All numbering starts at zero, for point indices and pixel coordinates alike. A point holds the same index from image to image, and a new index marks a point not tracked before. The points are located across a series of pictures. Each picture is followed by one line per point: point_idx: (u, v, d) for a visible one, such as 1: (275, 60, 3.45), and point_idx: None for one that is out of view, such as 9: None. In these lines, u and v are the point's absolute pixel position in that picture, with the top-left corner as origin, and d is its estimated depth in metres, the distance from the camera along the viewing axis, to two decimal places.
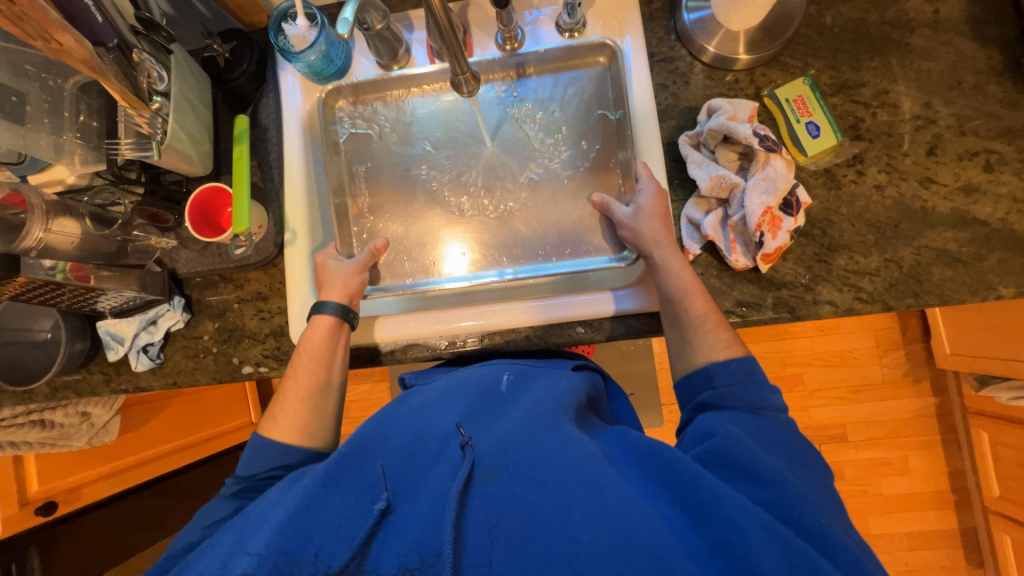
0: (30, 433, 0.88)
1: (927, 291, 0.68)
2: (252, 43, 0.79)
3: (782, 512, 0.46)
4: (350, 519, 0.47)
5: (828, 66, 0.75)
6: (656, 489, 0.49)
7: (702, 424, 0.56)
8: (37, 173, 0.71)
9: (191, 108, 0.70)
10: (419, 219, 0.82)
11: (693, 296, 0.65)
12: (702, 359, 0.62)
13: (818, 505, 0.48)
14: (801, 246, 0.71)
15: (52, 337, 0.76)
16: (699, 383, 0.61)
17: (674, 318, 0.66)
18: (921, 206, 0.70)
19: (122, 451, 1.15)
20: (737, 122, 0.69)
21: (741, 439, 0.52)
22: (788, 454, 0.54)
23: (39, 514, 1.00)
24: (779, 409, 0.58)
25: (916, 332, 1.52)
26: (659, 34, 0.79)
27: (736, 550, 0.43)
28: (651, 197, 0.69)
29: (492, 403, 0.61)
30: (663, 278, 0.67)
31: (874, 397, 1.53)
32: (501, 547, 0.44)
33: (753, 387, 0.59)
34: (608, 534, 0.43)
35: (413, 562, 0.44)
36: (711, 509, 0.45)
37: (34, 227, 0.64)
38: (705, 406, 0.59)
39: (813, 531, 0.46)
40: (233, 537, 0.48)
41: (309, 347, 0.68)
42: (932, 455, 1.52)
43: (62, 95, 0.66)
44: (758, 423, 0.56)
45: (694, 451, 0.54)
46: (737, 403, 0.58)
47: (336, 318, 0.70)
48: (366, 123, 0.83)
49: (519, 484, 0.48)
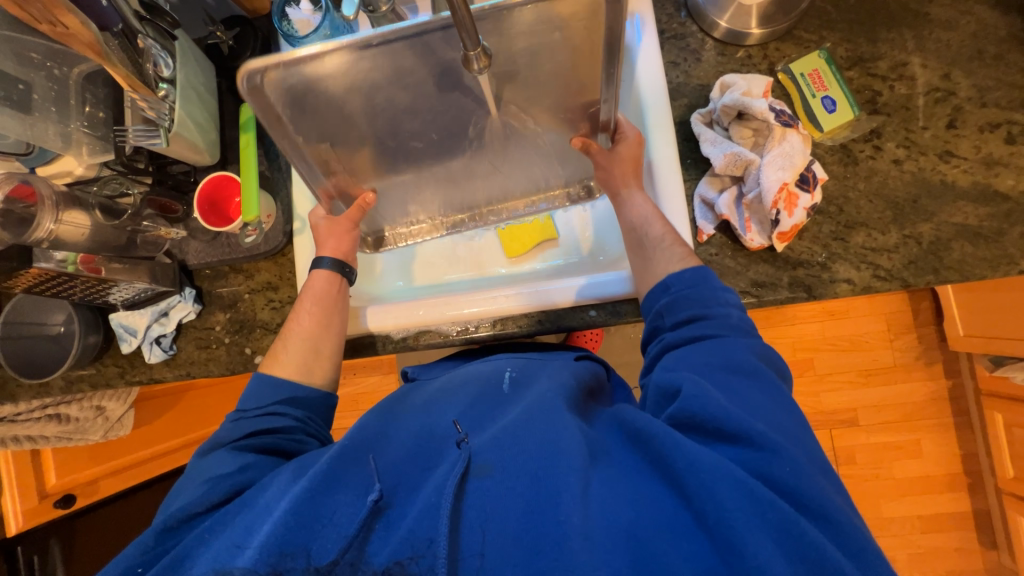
0: (46, 427, 0.88)
1: (947, 267, 0.67)
2: (255, 31, 0.76)
3: (764, 468, 0.45)
4: (347, 513, 0.46)
5: (844, 39, 0.73)
6: (644, 469, 0.48)
7: (667, 374, 0.54)
8: (45, 164, 0.71)
9: (197, 96, 0.70)
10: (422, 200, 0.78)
11: (652, 220, 0.68)
12: (661, 271, 0.64)
13: (810, 474, 0.45)
14: (818, 224, 0.70)
15: (66, 330, 0.77)
16: (656, 293, 0.62)
17: (635, 244, 0.68)
18: (941, 180, 0.69)
19: (139, 444, 1.15)
20: (751, 97, 0.68)
21: (708, 390, 0.50)
22: (765, 390, 0.52)
23: (59, 505, 1.03)
24: (731, 305, 0.59)
25: (928, 314, 1.51)
26: (669, 10, 0.77)
27: (715, 522, 0.42)
28: (626, 145, 0.70)
29: (495, 403, 0.60)
30: (625, 209, 0.70)
31: (886, 381, 1.52)
32: (495, 538, 0.44)
33: (706, 287, 0.59)
34: (597, 524, 0.43)
35: (406, 553, 0.43)
36: (688, 478, 0.44)
37: (44, 218, 0.64)
38: (661, 314, 0.61)
39: (794, 489, 0.44)
40: (230, 534, 0.47)
41: (307, 301, 0.69)
42: (944, 438, 1.51)
43: (67, 84, 0.65)
44: (716, 345, 0.55)
45: (665, 412, 0.52)
46: (689, 307, 0.59)
47: (336, 271, 0.72)
48: (316, 110, 0.58)
49: (517, 479, 0.47)
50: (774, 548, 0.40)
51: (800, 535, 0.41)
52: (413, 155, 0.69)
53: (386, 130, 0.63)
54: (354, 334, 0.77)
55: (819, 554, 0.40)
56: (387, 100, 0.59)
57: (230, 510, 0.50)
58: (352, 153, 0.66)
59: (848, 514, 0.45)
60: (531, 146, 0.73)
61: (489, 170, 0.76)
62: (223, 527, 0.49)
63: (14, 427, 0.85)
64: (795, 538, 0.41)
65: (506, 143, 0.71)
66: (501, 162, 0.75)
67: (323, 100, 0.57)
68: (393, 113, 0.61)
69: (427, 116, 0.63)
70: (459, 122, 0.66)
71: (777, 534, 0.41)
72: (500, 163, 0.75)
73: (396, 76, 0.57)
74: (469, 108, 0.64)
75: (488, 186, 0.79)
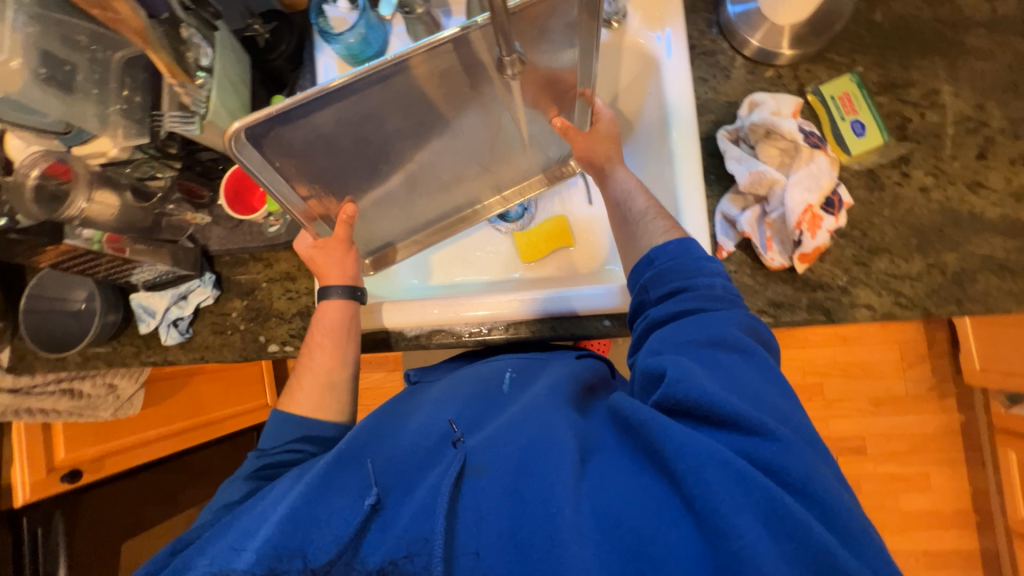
0: (58, 402, 0.89)
1: (971, 299, 0.66)
2: (291, 25, 0.79)
3: (750, 448, 0.44)
4: (343, 514, 0.46)
5: (876, 64, 0.73)
6: (637, 460, 0.47)
7: (653, 357, 0.52)
8: (80, 145, 0.70)
9: (232, 87, 0.70)
10: (413, 205, 0.74)
11: (636, 194, 0.68)
12: (644, 246, 0.63)
13: (799, 450, 0.44)
14: (840, 248, 0.69)
15: (87, 307, 0.79)
16: (641, 267, 0.61)
17: (621, 219, 0.68)
18: (969, 211, 0.68)
19: (146, 424, 1.16)
20: (781, 118, 0.68)
21: (695, 373, 0.48)
22: (753, 365, 0.50)
23: (64, 481, 1.03)
24: (715, 274, 0.57)
25: (943, 346, 1.49)
26: (700, 26, 0.78)
27: (701, 507, 0.41)
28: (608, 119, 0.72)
29: (493, 404, 0.60)
30: (612, 182, 0.71)
31: (896, 411, 1.49)
32: (488, 534, 0.43)
33: (689, 257, 0.58)
34: (587, 521, 0.43)
35: (400, 553, 0.43)
36: (674, 462, 0.43)
37: (77, 197, 0.66)
38: (645, 287, 0.59)
39: (779, 468, 0.43)
40: (232, 537, 0.47)
41: (321, 336, 0.68)
42: (954, 473, 1.48)
43: (109, 68, 0.67)
44: (699, 320, 0.53)
45: (651, 398, 0.50)
46: (674, 279, 0.57)
47: (346, 298, 0.69)
48: (309, 158, 0.56)
49: (507, 474, 0.46)
50: (759, 528, 0.39)
51: (786, 515, 0.40)
52: (411, 169, 0.66)
53: (381, 154, 0.61)
54: (368, 329, 0.78)
55: (806, 532, 0.39)
56: (383, 125, 0.57)
57: (231, 520, 0.50)
58: (352, 184, 0.63)
59: (842, 496, 0.43)
60: (517, 138, 0.72)
61: (478, 172, 0.75)
62: (219, 538, 0.48)
63: (28, 399, 0.86)
64: (780, 517, 0.40)
65: (493, 142, 0.70)
66: (494, 160, 0.74)
67: (315, 146, 0.55)
68: (386, 138, 0.59)
69: (421, 131, 0.61)
70: (452, 132, 0.64)
71: (761, 512, 0.40)
72: (489, 162, 0.74)
73: (395, 104, 0.55)
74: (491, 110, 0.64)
75: (476, 186, 0.78)
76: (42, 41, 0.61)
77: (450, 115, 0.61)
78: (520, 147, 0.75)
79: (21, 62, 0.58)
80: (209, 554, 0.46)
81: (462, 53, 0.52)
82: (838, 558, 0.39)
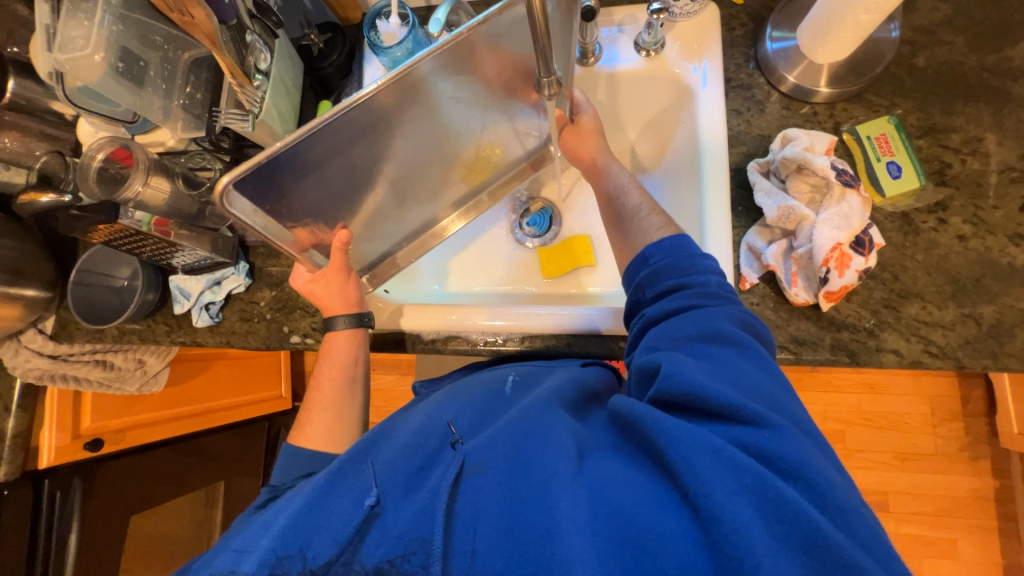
0: (91, 372, 0.93)
1: (1007, 354, 0.64)
2: (344, 39, 0.83)
3: (745, 438, 0.43)
4: (343, 517, 0.47)
5: (916, 107, 0.72)
6: (636, 457, 0.47)
7: (649, 354, 0.52)
8: (144, 133, 0.76)
9: (285, 89, 0.74)
10: (407, 217, 0.75)
11: (629, 190, 0.70)
12: (638, 242, 0.64)
13: (796, 437, 0.43)
14: (869, 289, 0.68)
15: (129, 285, 0.84)
16: (636, 265, 0.61)
17: (614, 212, 0.70)
18: (1009, 263, 0.66)
19: (166, 401, 1.22)
20: (813, 154, 0.67)
21: (692, 367, 0.47)
22: (750, 359, 0.49)
23: (87, 448, 1.07)
24: (711, 271, 0.57)
25: (978, 405, 1.41)
26: (738, 60, 0.79)
27: (697, 496, 0.40)
28: (591, 115, 0.74)
29: (498, 405, 0.61)
30: (607, 175, 0.72)
31: (924, 468, 1.41)
32: (485, 529, 0.43)
33: (684, 253, 0.58)
34: (585, 508, 0.42)
35: (400, 549, 0.44)
36: (668, 451, 0.43)
37: (134, 180, 0.70)
38: (642, 286, 0.59)
39: (775, 457, 0.42)
40: (241, 542, 0.48)
41: (329, 362, 0.71)
42: (986, 542, 1.38)
43: (178, 66, 0.73)
44: (695, 315, 0.53)
45: (648, 393, 0.50)
46: (670, 277, 0.58)
47: (351, 327, 0.72)
48: (312, 187, 0.57)
49: (506, 471, 0.46)
50: (756, 518, 0.38)
51: (780, 499, 0.39)
52: (395, 182, 0.66)
53: (384, 172, 0.63)
54: (386, 330, 0.80)
55: (805, 517, 0.38)
56: (389, 140, 0.59)
57: (243, 527, 0.52)
58: (350, 206, 0.64)
59: (840, 484, 0.42)
60: (496, 131, 0.71)
61: (457, 182, 0.76)
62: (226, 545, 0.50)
63: (63, 367, 0.90)
64: (773, 501, 0.39)
65: (476, 138, 0.69)
66: (473, 158, 0.73)
67: (304, 179, 0.55)
68: (368, 159, 0.59)
69: (397, 146, 0.61)
70: (442, 135, 0.64)
71: (757, 497, 0.39)
72: (470, 162, 0.73)
73: (401, 114, 0.57)
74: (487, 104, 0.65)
75: (457, 190, 0.78)
76: (122, 38, 0.66)
77: (444, 116, 0.62)
78: (500, 149, 0.75)
79: (103, 56, 0.64)
80: (216, 559, 0.47)
81: (476, 44, 0.55)
82: (838, 544, 0.37)
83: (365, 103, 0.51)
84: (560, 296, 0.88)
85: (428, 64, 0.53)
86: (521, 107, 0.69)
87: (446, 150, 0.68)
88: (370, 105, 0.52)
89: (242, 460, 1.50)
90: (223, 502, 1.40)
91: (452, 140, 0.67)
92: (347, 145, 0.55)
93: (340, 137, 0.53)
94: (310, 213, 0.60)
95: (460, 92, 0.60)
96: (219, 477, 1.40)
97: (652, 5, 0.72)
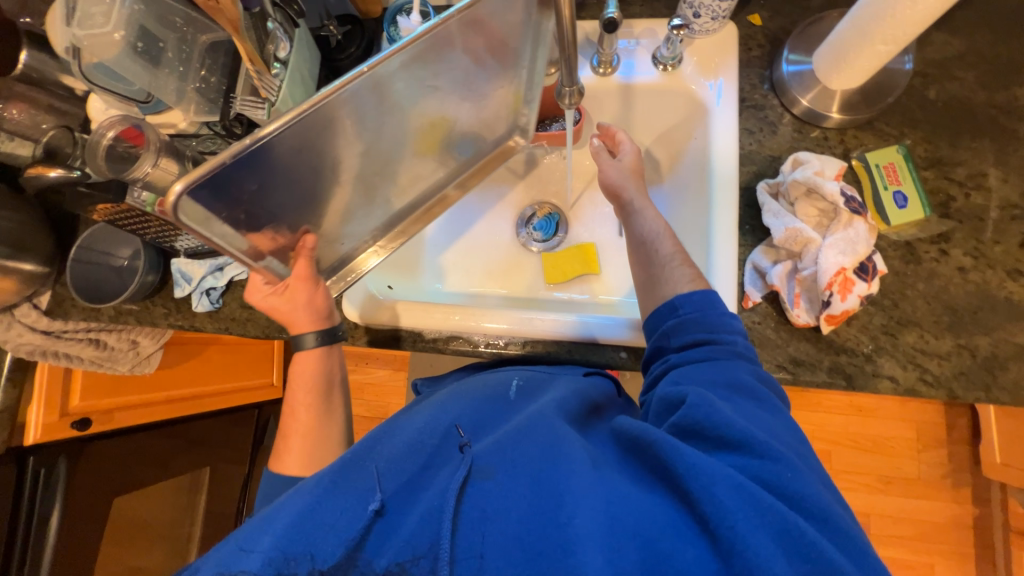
0: (83, 350, 0.91)
1: (1000, 386, 0.65)
2: (363, 31, 0.82)
3: (765, 474, 0.44)
4: (348, 518, 0.46)
5: (925, 139, 0.73)
6: (648, 480, 0.47)
7: (671, 387, 0.53)
8: (155, 114, 0.73)
9: (301, 79, 0.73)
10: (375, 218, 0.71)
11: (664, 238, 0.68)
12: (669, 292, 0.63)
13: (812, 479, 0.45)
14: (869, 314, 0.68)
15: (129, 265, 0.83)
16: (663, 313, 0.61)
17: (644, 258, 0.68)
18: (1006, 297, 0.67)
19: (157, 384, 1.20)
20: (823, 178, 0.68)
21: (714, 401, 0.49)
22: (765, 407, 0.51)
23: (75, 427, 1.05)
24: (736, 332, 0.58)
25: (963, 432, 1.44)
26: (753, 80, 0.80)
27: (718, 526, 0.40)
28: (632, 154, 0.75)
29: (499, 411, 0.62)
30: (636, 220, 0.71)
31: (907, 492, 1.43)
32: (496, 539, 0.43)
33: (713, 311, 0.59)
34: (601, 524, 0.42)
35: (407, 555, 0.42)
36: (688, 481, 0.43)
37: (145, 162, 0.68)
38: (666, 335, 0.60)
39: (795, 494, 0.43)
40: (238, 540, 0.46)
41: (299, 386, 0.69)
42: (962, 569, 1.40)
43: (194, 48, 0.71)
44: (719, 365, 0.54)
45: (668, 422, 0.51)
46: (697, 330, 0.58)
47: (323, 344, 0.69)
48: (314, 179, 0.55)
49: (518, 480, 0.47)
50: (776, 551, 0.39)
51: (802, 538, 0.39)
52: (368, 180, 0.63)
53: (360, 169, 0.60)
54: (387, 326, 0.80)
55: (820, 555, 0.39)
56: (366, 135, 0.56)
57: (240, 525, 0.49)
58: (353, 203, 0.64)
59: (853, 527, 0.43)
60: (462, 124, 0.68)
61: (434, 167, 0.72)
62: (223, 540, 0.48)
63: (57, 343, 0.89)
64: (794, 539, 0.39)
65: (446, 130, 0.67)
66: (441, 153, 0.71)
67: (268, 179, 0.51)
68: (340, 156, 0.56)
69: (369, 139, 0.57)
70: (423, 119, 0.61)
71: (777, 534, 0.40)
72: (441, 158, 0.72)
73: (381, 106, 0.54)
74: (462, 99, 0.64)
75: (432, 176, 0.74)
76: (141, 17, 0.66)
77: (420, 110, 0.60)
78: (477, 136, 0.74)
79: (122, 34, 0.64)
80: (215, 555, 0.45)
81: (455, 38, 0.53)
82: None
83: (346, 93, 0.49)
84: (559, 300, 0.89)
85: (411, 52, 0.50)
86: (494, 99, 0.69)
87: (418, 145, 0.65)
88: (351, 95, 0.50)
89: (230, 447, 1.48)
90: (208, 488, 1.38)
91: (422, 134, 0.64)
92: (323, 139, 0.52)
93: (319, 130, 0.50)
94: (274, 213, 0.55)
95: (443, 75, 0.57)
96: (206, 462, 1.38)
97: (673, 20, 0.72)
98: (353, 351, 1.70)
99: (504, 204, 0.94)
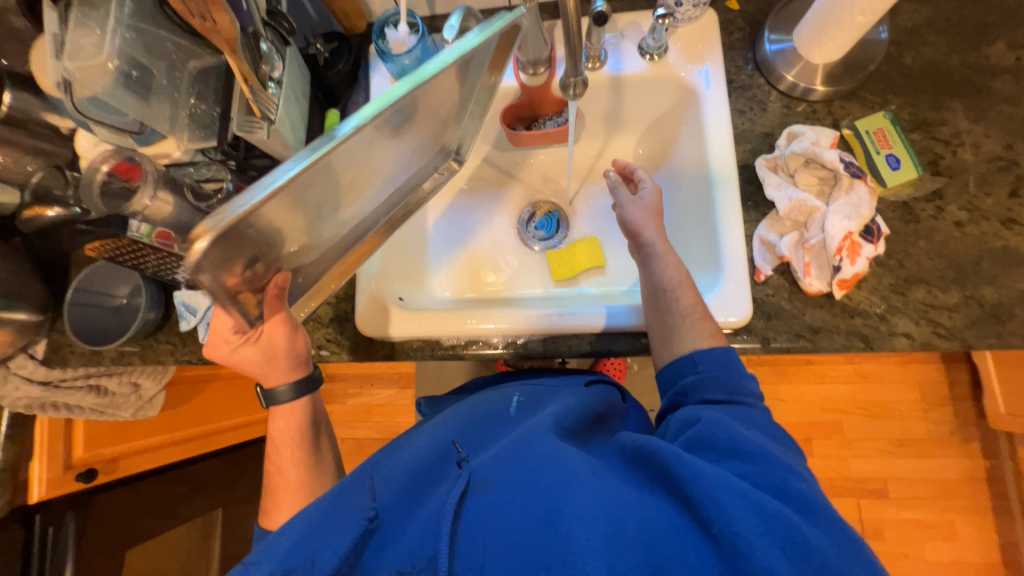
0: (84, 398, 0.88)
1: (1010, 332, 0.67)
2: (350, 47, 0.83)
3: (764, 483, 0.46)
4: (342, 532, 0.45)
5: (908, 103, 0.76)
6: (649, 487, 0.47)
7: (687, 411, 0.56)
8: (146, 146, 0.72)
9: (294, 98, 0.74)
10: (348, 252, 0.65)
11: (683, 288, 0.67)
12: (689, 346, 0.63)
13: (809, 484, 0.47)
14: (877, 276, 0.70)
15: (128, 304, 0.81)
16: (682, 366, 0.62)
17: (662, 305, 0.67)
18: (1003, 245, 0.69)
19: (160, 427, 1.15)
20: (821, 148, 0.71)
21: (729, 422, 0.52)
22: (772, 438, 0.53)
23: (79, 480, 1.00)
24: (753, 393, 0.59)
25: (965, 388, 1.47)
26: (738, 62, 0.82)
27: (721, 531, 0.41)
28: (652, 195, 0.74)
29: (498, 428, 0.61)
30: (655, 264, 0.69)
31: (919, 453, 1.46)
32: (497, 550, 0.43)
33: (732, 370, 0.60)
34: (601, 529, 0.42)
35: (406, 564, 0.43)
36: (691, 488, 0.44)
37: (144, 193, 0.66)
38: (687, 390, 0.60)
39: (797, 503, 0.45)
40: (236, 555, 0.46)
41: (281, 442, 0.67)
42: (980, 522, 1.42)
43: (182, 75, 0.69)
44: (735, 411, 0.56)
45: (680, 440, 0.53)
46: (716, 389, 0.58)
47: (300, 394, 0.66)
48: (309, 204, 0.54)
49: (516, 495, 0.46)
50: (776, 553, 0.40)
51: (802, 542, 0.41)
52: (348, 214, 0.59)
53: (343, 206, 0.56)
54: (404, 338, 0.79)
55: (820, 558, 0.40)
56: (356, 172, 0.54)
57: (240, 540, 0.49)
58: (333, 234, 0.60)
59: (857, 539, 0.45)
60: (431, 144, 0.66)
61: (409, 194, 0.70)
62: None
63: (55, 393, 0.85)
64: (796, 546, 0.41)
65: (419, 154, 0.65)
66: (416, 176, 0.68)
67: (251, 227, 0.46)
68: (332, 198, 0.53)
69: (349, 165, 0.51)
70: (405, 150, 0.60)
71: (778, 540, 0.41)
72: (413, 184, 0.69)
73: (376, 144, 0.53)
74: (439, 124, 0.63)
75: (401, 186, 0.67)
76: (128, 47, 0.64)
77: (402, 141, 0.58)
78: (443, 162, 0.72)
79: (115, 64, 0.62)
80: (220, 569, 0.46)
81: (451, 77, 0.54)
82: None
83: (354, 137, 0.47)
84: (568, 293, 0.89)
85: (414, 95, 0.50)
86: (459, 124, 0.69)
87: (393, 174, 0.63)
88: (358, 138, 0.48)
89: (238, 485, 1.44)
90: (220, 530, 1.33)
91: (398, 163, 0.62)
92: (320, 182, 0.48)
93: (320, 176, 0.47)
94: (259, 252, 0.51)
95: (426, 86, 0.50)
96: (216, 503, 1.34)
97: (657, 10, 0.74)
98: (357, 373, 1.67)
99: (503, 205, 0.95)
